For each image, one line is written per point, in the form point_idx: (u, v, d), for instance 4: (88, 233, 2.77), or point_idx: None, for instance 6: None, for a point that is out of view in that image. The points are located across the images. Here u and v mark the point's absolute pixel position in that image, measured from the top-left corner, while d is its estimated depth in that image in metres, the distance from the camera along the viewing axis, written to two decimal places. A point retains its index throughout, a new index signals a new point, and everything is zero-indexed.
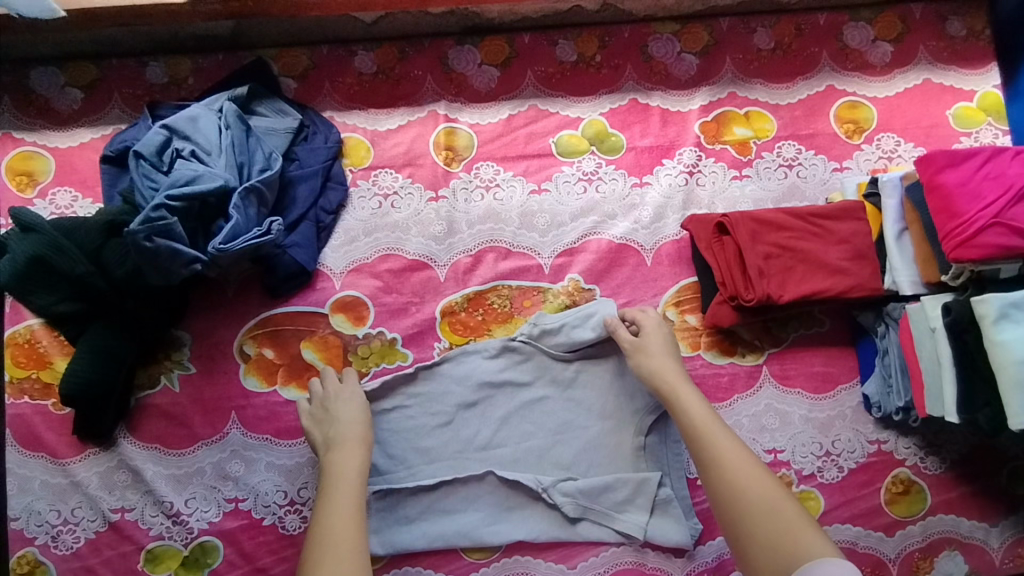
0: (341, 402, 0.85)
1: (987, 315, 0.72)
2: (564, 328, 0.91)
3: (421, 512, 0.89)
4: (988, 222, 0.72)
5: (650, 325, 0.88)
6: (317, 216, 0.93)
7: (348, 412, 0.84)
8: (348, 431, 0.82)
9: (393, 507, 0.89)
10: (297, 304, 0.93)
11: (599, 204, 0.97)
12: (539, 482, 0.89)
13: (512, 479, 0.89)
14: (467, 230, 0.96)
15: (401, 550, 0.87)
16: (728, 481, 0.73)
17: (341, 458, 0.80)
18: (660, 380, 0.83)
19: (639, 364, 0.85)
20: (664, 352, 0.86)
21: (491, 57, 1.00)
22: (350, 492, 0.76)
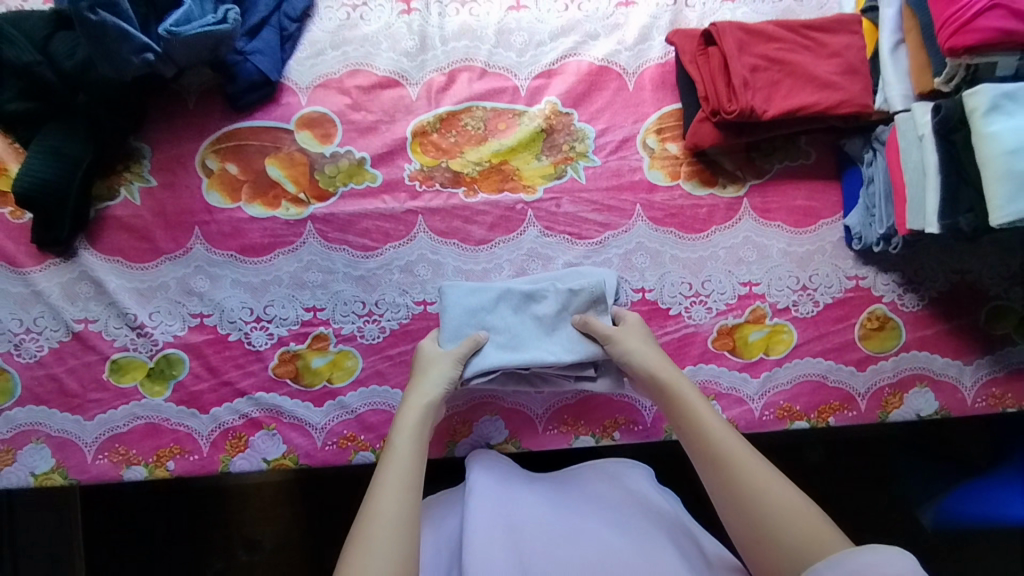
0: (442, 366, 0.80)
1: (979, 108, 0.68)
2: (541, 348, 0.82)
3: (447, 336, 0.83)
4: (987, 4, 0.67)
5: (629, 316, 0.84)
6: (281, 23, 0.88)
7: (415, 396, 0.77)
8: (411, 417, 0.75)
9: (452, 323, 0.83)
10: (261, 119, 0.89)
11: (580, 24, 0.92)
12: (511, 332, 0.83)
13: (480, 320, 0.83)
14: (441, 47, 0.91)
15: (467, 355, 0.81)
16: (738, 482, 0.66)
17: (399, 446, 0.71)
18: (663, 370, 0.78)
19: (624, 354, 0.80)
20: (646, 338, 0.82)
21: None
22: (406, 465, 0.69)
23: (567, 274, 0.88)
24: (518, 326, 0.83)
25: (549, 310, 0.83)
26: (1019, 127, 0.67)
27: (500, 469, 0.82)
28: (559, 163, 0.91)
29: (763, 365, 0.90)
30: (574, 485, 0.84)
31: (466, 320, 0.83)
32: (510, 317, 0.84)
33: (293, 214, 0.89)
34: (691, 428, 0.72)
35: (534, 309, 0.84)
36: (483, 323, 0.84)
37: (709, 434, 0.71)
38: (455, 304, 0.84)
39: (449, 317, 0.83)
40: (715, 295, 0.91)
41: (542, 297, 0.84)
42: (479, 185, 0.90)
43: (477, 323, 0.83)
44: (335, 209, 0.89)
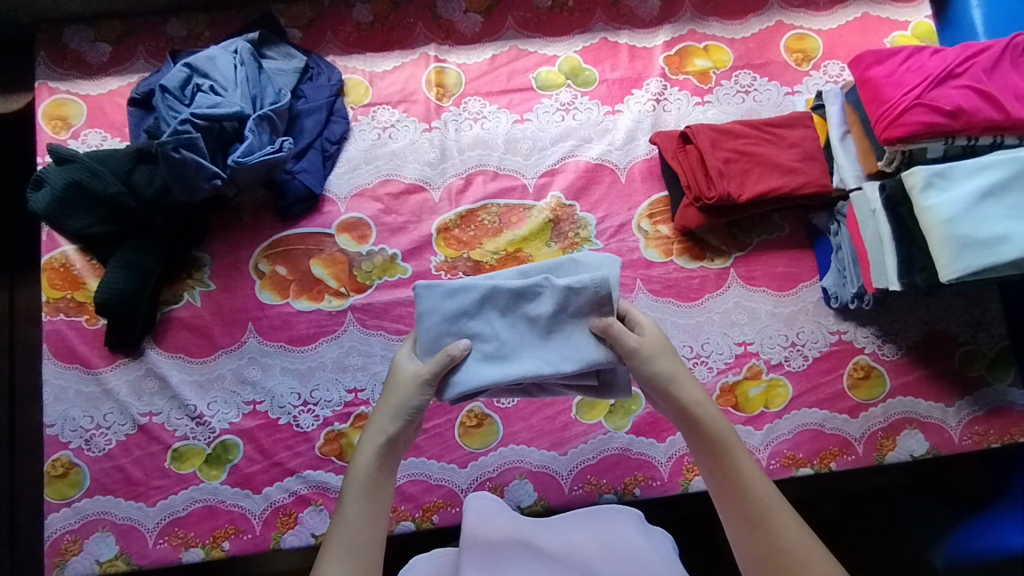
0: (396, 395, 0.73)
1: (916, 185, 0.82)
2: (536, 359, 0.74)
3: (429, 348, 0.75)
4: (910, 103, 0.82)
5: (650, 325, 0.75)
6: (323, 146, 1.03)
7: (369, 437, 0.72)
8: (364, 465, 0.70)
9: (435, 333, 0.75)
10: (306, 226, 1.03)
11: (575, 130, 1.08)
12: (500, 339, 0.75)
13: (465, 326, 0.75)
14: (459, 156, 1.06)
15: (453, 372, 0.74)
16: (765, 534, 0.65)
17: (348, 508, 0.67)
18: (696, 394, 0.72)
19: (652, 375, 0.72)
20: (670, 355, 0.74)
21: (474, 5, 1.10)
22: (360, 525, 0.67)
23: (562, 263, 0.79)
24: (507, 333, 0.74)
25: (543, 311, 0.74)
26: (952, 199, 0.80)
27: (492, 516, 0.83)
28: (566, 248, 1.04)
29: (764, 417, 0.99)
30: (571, 527, 0.83)
31: (448, 327, 0.75)
32: (499, 322, 0.75)
33: (335, 306, 1.01)
34: (716, 458, 0.69)
35: (523, 310, 0.75)
36: (467, 330, 0.75)
37: (735, 467, 0.68)
38: (433, 309, 0.75)
39: (430, 326, 0.75)
40: (715, 355, 1.01)
41: (535, 295, 0.75)
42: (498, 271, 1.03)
43: (463, 331, 0.75)
44: (371, 300, 1.01)
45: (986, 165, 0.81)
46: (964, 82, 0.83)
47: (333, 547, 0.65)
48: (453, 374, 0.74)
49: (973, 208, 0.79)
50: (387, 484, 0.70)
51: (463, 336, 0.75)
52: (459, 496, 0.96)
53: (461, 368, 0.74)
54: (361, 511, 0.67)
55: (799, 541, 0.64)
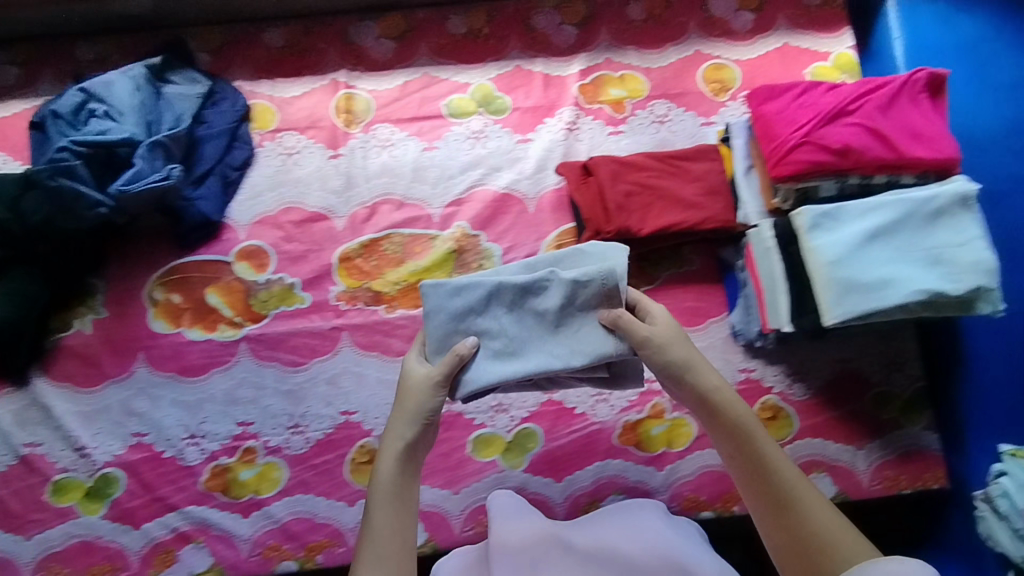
0: (419, 401, 0.74)
1: (803, 226, 0.79)
2: (543, 354, 0.74)
3: (437, 348, 0.76)
4: (797, 141, 0.80)
5: (660, 313, 0.76)
6: (224, 172, 1.02)
7: (389, 442, 0.73)
8: (386, 472, 0.72)
9: (445, 331, 0.76)
10: (204, 253, 1.01)
11: (485, 159, 1.05)
12: (511, 335, 0.75)
13: (474, 324, 0.76)
14: (365, 184, 1.04)
15: (466, 371, 0.75)
16: (790, 514, 0.67)
17: (375, 508, 0.70)
18: (711, 379, 0.74)
19: (667, 363, 0.73)
20: (684, 340, 0.76)
21: (388, 31, 1.08)
22: (387, 523, 0.69)
23: (568, 255, 0.79)
24: (515, 328, 0.75)
25: (550, 304, 0.74)
26: (838, 242, 0.77)
27: (520, 515, 0.88)
28: None
29: (666, 458, 0.96)
30: (590, 521, 0.89)
31: (455, 325, 0.76)
32: (505, 318, 0.76)
33: (229, 336, 0.99)
34: (734, 445, 0.71)
35: (533, 306, 0.75)
36: (477, 328, 0.76)
37: (761, 452, 0.70)
38: (440, 308, 0.76)
39: (441, 325, 0.76)
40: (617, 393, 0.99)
41: (542, 289, 0.75)
42: (399, 302, 1.00)
43: (474, 328, 0.76)
44: (266, 330, 0.99)
45: (876, 206, 0.78)
46: (856, 119, 0.81)
47: (366, 546, 0.68)
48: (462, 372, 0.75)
49: (858, 252, 0.77)
50: (413, 488, 0.72)
51: (472, 332, 0.76)
52: (345, 535, 0.93)
53: (473, 365, 0.75)
54: (387, 518, 0.69)
55: (829, 520, 0.66)
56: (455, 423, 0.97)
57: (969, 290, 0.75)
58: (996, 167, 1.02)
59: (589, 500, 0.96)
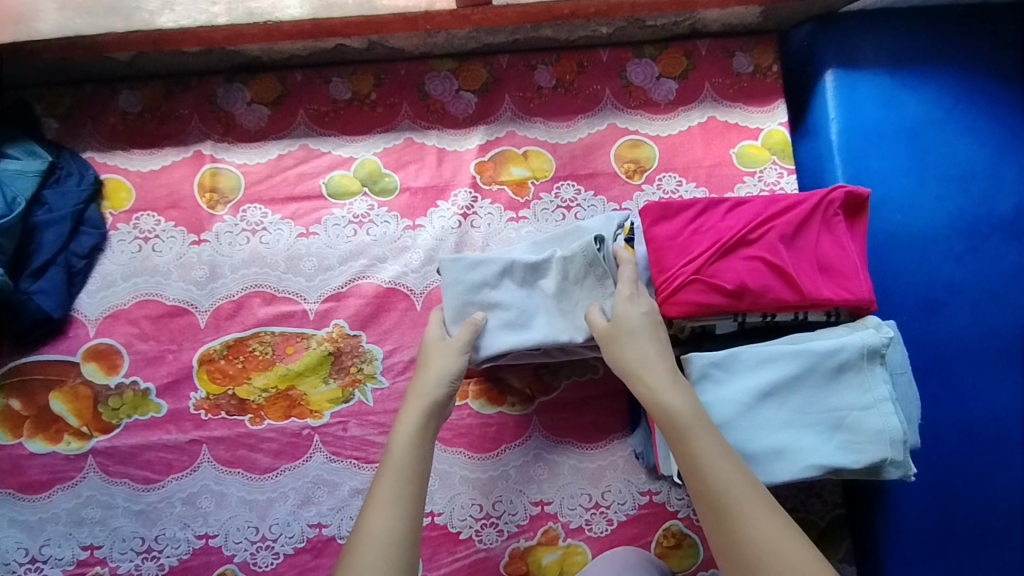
0: (442, 362, 0.76)
1: (692, 375, 0.69)
2: (555, 326, 0.78)
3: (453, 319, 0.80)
4: (687, 278, 0.69)
5: (636, 298, 0.72)
6: (67, 261, 0.90)
7: (416, 397, 0.74)
8: (408, 424, 0.72)
9: (462, 303, 0.80)
10: (48, 353, 0.90)
11: (368, 247, 0.94)
12: (519, 306, 0.79)
13: (485, 297, 0.80)
14: (231, 275, 0.93)
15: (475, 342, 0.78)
16: (724, 519, 0.60)
17: (394, 453, 0.70)
18: (643, 374, 0.68)
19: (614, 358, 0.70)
20: (645, 335, 0.70)
21: (261, 96, 0.97)
22: (407, 467, 0.69)
23: (568, 235, 0.84)
24: (526, 301, 0.79)
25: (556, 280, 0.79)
26: (726, 401, 0.68)
27: None
28: (346, 385, 0.91)
29: None
30: None
31: (469, 298, 0.79)
32: (517, 292, 0.80)
33: (74, 448, 0.89)
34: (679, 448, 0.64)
35: (539, 280, 0.80)
36: (488, 300, 0.80)
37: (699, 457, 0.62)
38: (456, 282, 0.80)
39: (455, 298, 0.80)
40: (506, 516, 0.90)
41: (548, 268, 0.79)
42: (266, 412, 0.90)
43: (484, 299, 0.80)
44: (117, 442, 0.89)
45: (773, 357, 0.68)
46: (756, 252, 0.70)
47: (381, 486, 0.68)
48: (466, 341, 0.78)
49: (747, 413, 0.67)
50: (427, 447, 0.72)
51: (484, 306, 0.80)
52: None
53: (484, 336, 0.79)
54: (409, 464, 0.69)
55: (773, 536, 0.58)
56: (326, 550, 0.88)
57: (871, 464, 0.65)
58: (934, 272, 0.92)
59: None
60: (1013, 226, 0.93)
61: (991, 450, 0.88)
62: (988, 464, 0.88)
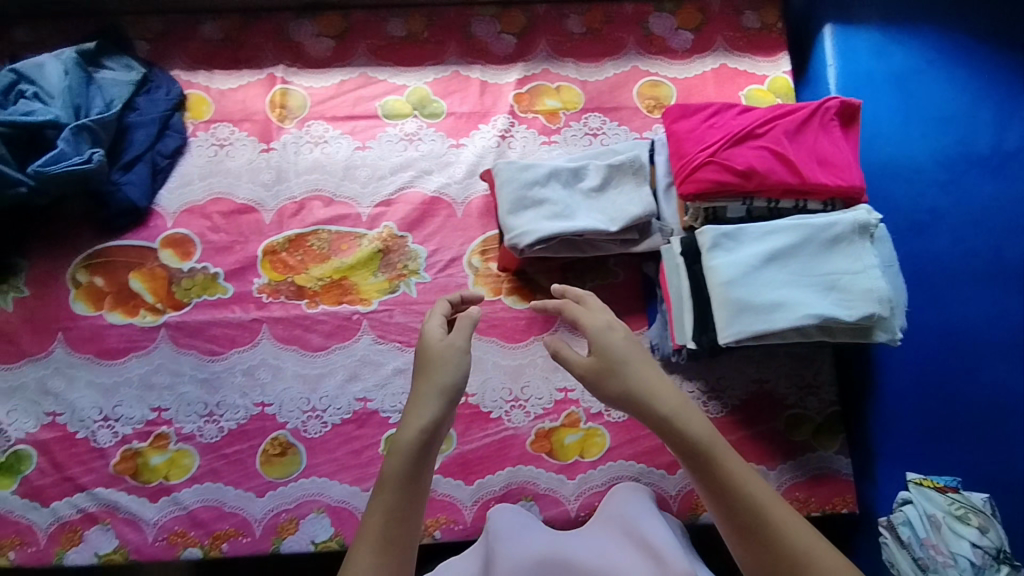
0: (441, 375, 0.72)
1: (705, 245, 0.81)
2: (593, 218, 0.91)
3: (509, 210, 0.91)
4: (703, 160, 0.81)
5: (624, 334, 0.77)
6: (153, 159, 1.03)
7: (414, 414, 0.70)
8: (405, 450, 0.68)
9: (517, 197, 0.91)
10: (130, 238, 1.02)
11: (416, 161, 1.07)
12: (563, 203, 0.92)
13: (535, 193, 0.91)
14: (295, 179, 1.05)
15: (528, 228, 0.89)
16: (758, 528, 0.67)
17: (388, 476, 0.68)
18: (650, 402, 0.72)
19: (619, 391, 0.74)
20: (642, 361, 0.75)
21: (327, 30, 1.10)
22: (401, 499, 0.67)
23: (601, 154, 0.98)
24: (569, 199, 0.92)
25: (593, 182, 0.94)
26: (735, 262, 0.79)
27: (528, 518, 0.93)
28: (393, 279, 1.03)
29: (578, 467, 0.98)
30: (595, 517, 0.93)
31: (523, 192, 0.91)
32: (562, 191, 0.93)
33: (149, 321, 0.99)
34: (705, 467, 0.70)
35: (578, 184, 0.94)
36: (539, 196, 0.91)
37: (725, 464, 0.70)
38: (512, 179, 0.92)
39: (510, 191, 0.91)
40: (534, 400, 1.00)
41: (585, 174, 0.94)
42: (321, 298, 1.02)
43: (534, 194, 0.91)
44: (187, 317, 1.00)
45: (775, 229, 0.80)
46: (762, 143, 0.82)
47: (380, 502, 0.67)
48: (521, 228, 0.90)
49: (753, 272, 0.78)
50: (428, 470, 0.69)
51: (535, 200, 0.91)
52: (252, 526, 0.94)
53: (535, 224, 0.90)
54: (399, 494, 0.67)
55: (792, 529, 0.67)
56: (369, 421, 0.98)
57: (861, 317, 0.76)
58: (921, 198, 1.04)
59: (499, 504, 0.96)
60: (990, 160, 1.04)
61: (972, 355, 0.98)
62: (970, 364, 0.98)
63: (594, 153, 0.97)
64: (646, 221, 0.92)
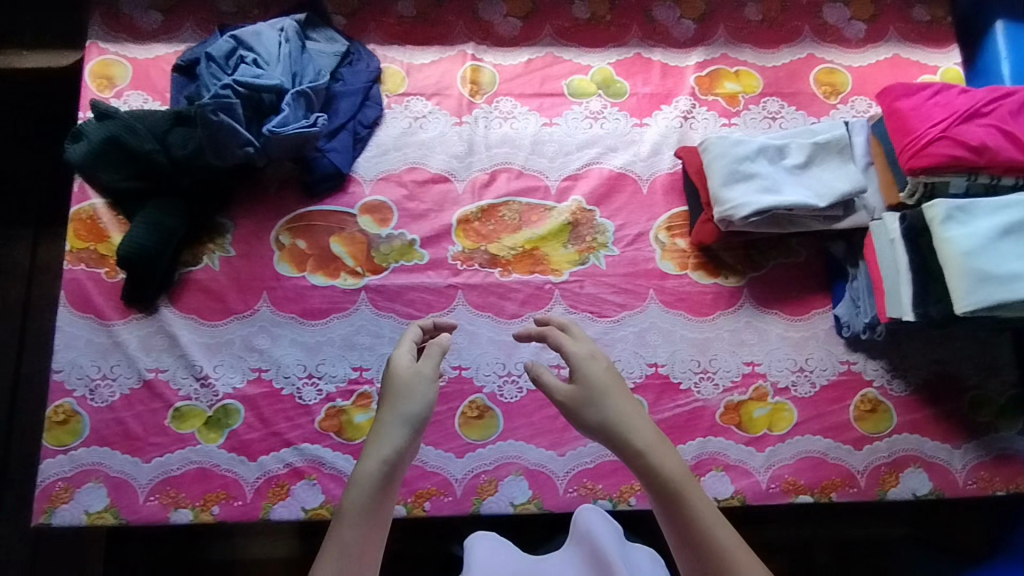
0: (406, 403, 0.72)
1: (937, 217, 0.84)
2: (804, 194, 0.94)
3: (722, 184, 0.93)
4: (936, 136, 0.84)
5: (592, 366, 0.75)
6: (355, 128, 1.06)
7: (377, 445, 0.69)
8: (362, 484, 0.67)
9: (730, 172, 0.93)
10: (329, 204, 1.05)
11: (601, 138, 1.09)
12: (772, 178, 0.94)
13: (746, 168, 0.94)
14: (485, 152, 1.08)
15: (744, 201, 0.92)
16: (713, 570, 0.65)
17: (347, 511, 0.66)
18: (634, 437, 0.70)
19: (602, 424, 0.72)
20: (624, 395, 0.73)
21: (515, 10, 1.14)
22: (367, 535, 0.66)
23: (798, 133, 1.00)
24: (778, 174, 0.95)
25: (799, 160, 0.96)
26: (972, 234, 0.82)
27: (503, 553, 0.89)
28: (582, 251, 1.05)
29: (767, 440, 0.99)
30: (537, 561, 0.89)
31: (736, 166, 0.93)
32: (771, 167, 0.95)
33: (350, 284, 1.02)
34: (674, 506, 0.67)
35: (783, 161, 0.96)
36: (751, 171, 0.94)
37: (690, 504, 0.67)
38: (723, 154, 0.95)
39: (722, 165, 0.94)
40: (722, 372, 1.01)
41: (790, 152, 0.97)
42: (514, 267, 1.04)
43: (746, 169, 0.94)
44: (386, 282, 1.02)
45: (1004, 205, 0.84)
46: (990, 121, 0.85)
47: (343, 535, 0.65)
48: (736, 201, 0.92)
49: (990, 245, 0.81)
50: (388, 505, 0.68)
51: (747, 174, 0.93)
52: (453, 485, 0.95)
53: (750, 197, 0.92)
54: (360, 530, 0.66)
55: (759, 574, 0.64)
56: None
57: None
58: None
59: (691, 475, 0.97)
60: None
61: None
62: None
63: (794, 131, 1.00)
64: (852, 198, 0.95)
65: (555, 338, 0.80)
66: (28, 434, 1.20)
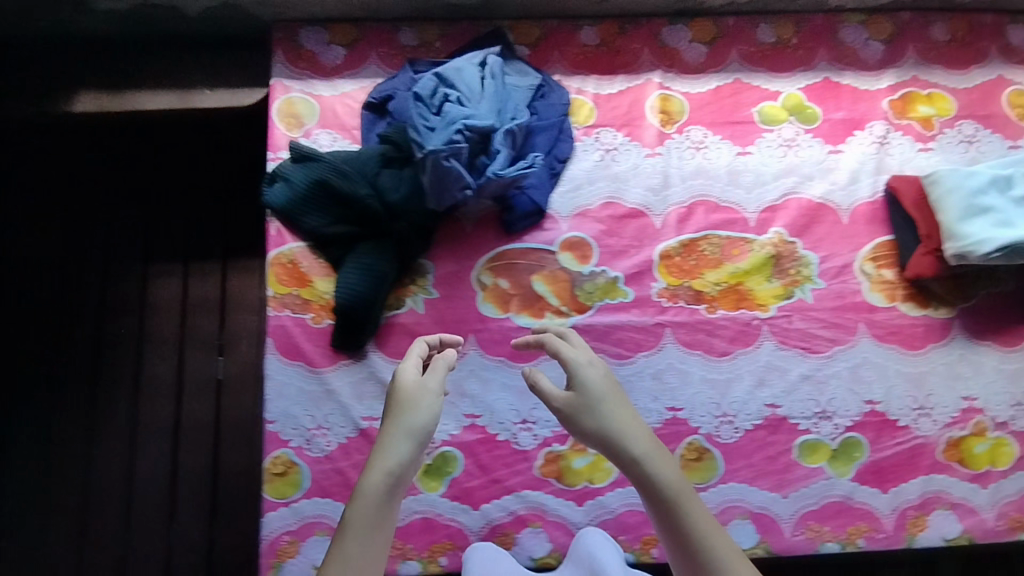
0: (411, 417, 0.63)
1: None
2: None
3: (958, 217, 0.93)
4: None
5: (593, 370, 0.68)
6: (551, 163, 1.03)
7: (378, 460, 0.60)
8: (365, 500, 0.58)
9: (965, 205, 0.93)
10: (528, 241, 1.02)
11: (797, 167, 1.07)
12: (1007, 212, 0.93)
13: (979, 202, 0.93)
14: (680, 184, 1.05)
15: (984, 236, 0.91)
16: None
17: (349, 536, 0.56)
18: (626, 443, 0.62)
19: (598, 430, 0.64)
20: (620, 400, 0.66)
21: (700, 36, 1.11)
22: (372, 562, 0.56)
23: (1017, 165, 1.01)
24: (1013, 207, 0.94)
25: None
26: None
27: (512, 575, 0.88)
28: (788, 285, 1.03)
29: (990, 476, 0.98)
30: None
31: (970, 199, 0.93)
32: (1003, 200, 0.94)
33: (556, 324, 1.00)
34: (664, 514, 0.59)
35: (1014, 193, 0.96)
36: (985, 205, 0.93)
37: (684, 513, 0.59)
38: (955, 187, 0.95)
39: (954, 199, 0.94)
40: (940, 408, 0.99)
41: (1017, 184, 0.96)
42: (719, 303, 1.02)
43: (981, 202, 0.93)
44: (593, 320, 1.00)
45: None
46: None
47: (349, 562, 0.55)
48: (976, 236, 0.91)
49: None
50: (391, 523, 0.59)
51: (981, 208, 0.93)
52: None
53: (989, 232, 0.91)
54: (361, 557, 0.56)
55: None
56: (781, 427, 0.98)
57: None
58: None
59: (917, 513, 0.96)
60: None
61: None
62: None
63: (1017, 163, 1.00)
64: None
65: (553, 347, 0.72)
66: (192, 470, 1.15)
